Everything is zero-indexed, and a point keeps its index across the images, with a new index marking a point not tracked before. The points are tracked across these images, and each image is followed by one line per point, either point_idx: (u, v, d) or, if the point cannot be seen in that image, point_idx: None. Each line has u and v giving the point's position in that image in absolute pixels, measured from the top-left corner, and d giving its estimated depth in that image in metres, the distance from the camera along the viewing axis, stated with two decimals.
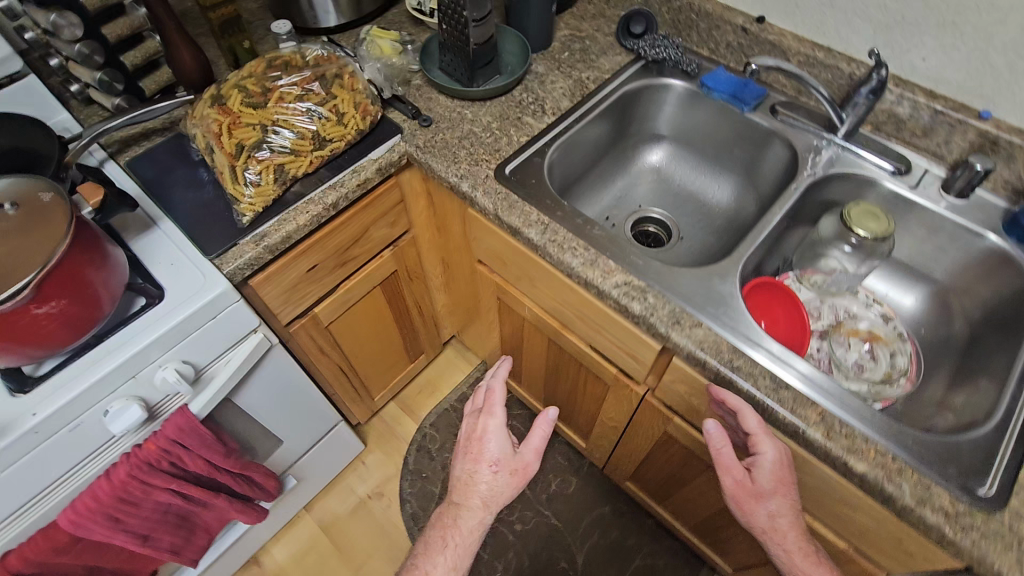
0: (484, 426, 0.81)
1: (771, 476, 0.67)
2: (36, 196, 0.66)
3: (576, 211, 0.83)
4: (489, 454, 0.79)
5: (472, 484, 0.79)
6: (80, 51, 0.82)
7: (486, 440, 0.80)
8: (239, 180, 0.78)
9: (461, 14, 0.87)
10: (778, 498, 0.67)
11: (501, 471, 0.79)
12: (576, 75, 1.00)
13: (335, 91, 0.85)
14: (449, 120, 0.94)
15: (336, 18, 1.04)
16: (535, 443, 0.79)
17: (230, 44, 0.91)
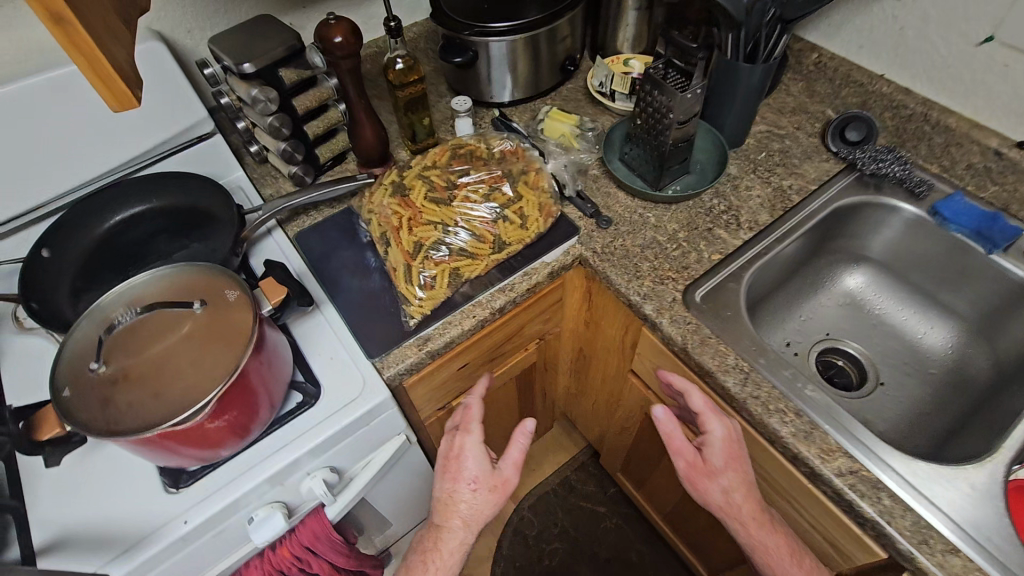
0: (464, 446, 0.76)
1: (722, 452, 0.66)
2: (221, 293, 0.62)
3: (782, 358, 0.71)
4: (466, 470, 0.75)
5: (451, 504, 0.75)
6: (271, 123, 0.80)
7: (467, 457, 0.75)
8: (412, 280, 0.73)
9: (665, 115, 0.79)
10: (734, 475, 0.66)
11: (482, 490, 0.74)
12: (776, 182, 0.88)
13: (520, 191, 0.79)
14: (629, 223, 0.84)
15: (512, 93, 0.99)
16: (512, 456, 0.76)
17: (411, 121, 0.87)
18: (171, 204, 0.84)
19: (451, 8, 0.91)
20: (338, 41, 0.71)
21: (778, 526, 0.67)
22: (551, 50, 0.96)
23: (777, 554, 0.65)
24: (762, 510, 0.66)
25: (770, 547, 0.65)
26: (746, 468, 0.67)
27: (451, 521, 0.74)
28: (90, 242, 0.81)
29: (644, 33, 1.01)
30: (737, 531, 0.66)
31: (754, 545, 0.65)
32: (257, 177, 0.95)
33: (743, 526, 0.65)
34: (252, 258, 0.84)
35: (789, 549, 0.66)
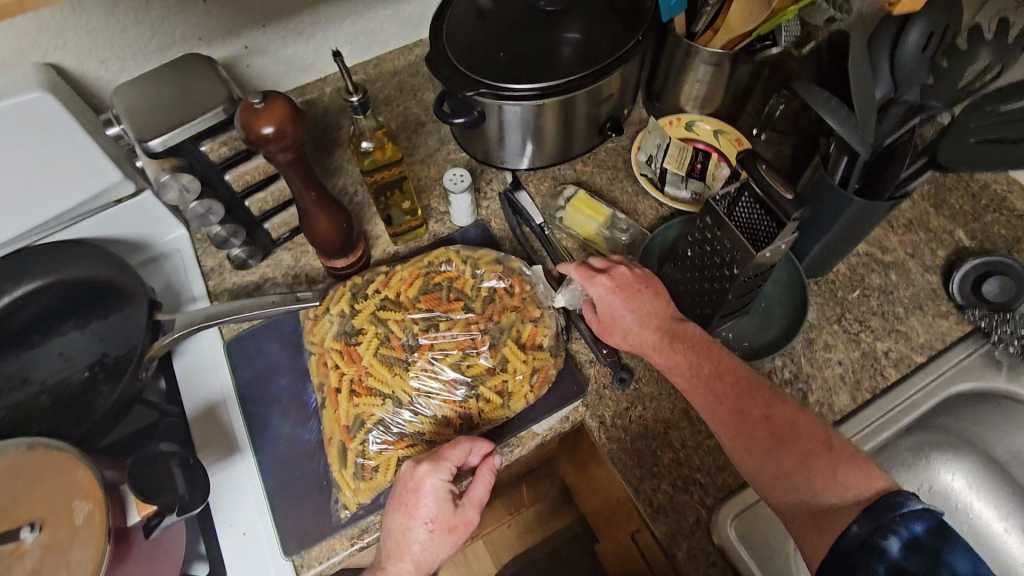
0: (421, 481, 0.51)
1: (610, 300, 0.57)
2: (67, 505, 0.45)
3: None
4: (424, 509, 0.51)
5: (399, 547, 0.51)
6: (195, 209, 0.60)
7: (426, 491, 0.51)
8: (347, 464, 0.57)
9: (726, 264, 0.56)
10: (632, 305, 0.57)
11: (442, 531, 0.51)
12: (866, 342, 0.65)
13: (505, 353, 0.60)
14: (657, 383, 0.63)
15: (531, 157, 0.76)
16: (478, 494, 0.53)
17: (386, 206, 0.69)
18: (85, 277, 0.68)
19: (458, 47, 0.68)
20: (267, 133, 0.50)
21: (775, 402, 0.49)
22: (588, 111, 0.71)
23: (719, 420, 0.50)
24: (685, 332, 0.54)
25: (718, 403, 0.50)
26: (653, 307, 0.56)
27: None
28: None
29: (719, 91, 0.74)
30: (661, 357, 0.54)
31: (720, 416, 0.50)
32: (200, 239, 0.76)
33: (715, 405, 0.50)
34: (175, 361, 0.67)
35: (736, 404, 0.49)
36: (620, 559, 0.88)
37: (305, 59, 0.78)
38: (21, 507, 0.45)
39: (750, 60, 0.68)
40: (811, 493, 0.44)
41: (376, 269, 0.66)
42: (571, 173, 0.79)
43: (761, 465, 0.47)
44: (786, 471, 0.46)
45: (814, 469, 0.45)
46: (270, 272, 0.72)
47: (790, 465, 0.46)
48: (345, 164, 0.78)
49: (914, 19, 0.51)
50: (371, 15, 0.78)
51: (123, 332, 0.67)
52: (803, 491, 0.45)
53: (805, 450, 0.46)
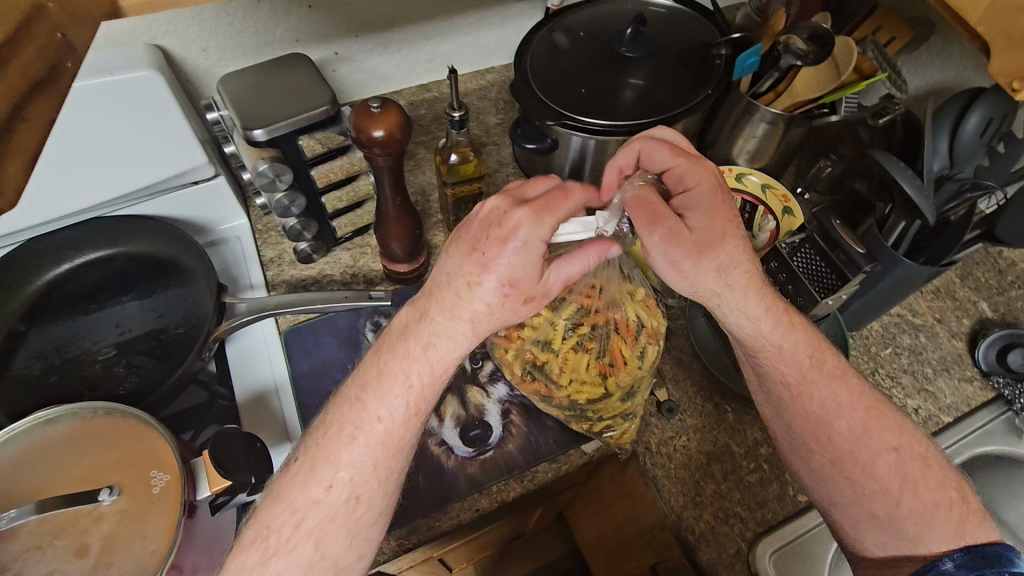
0: (515, 229, 0.40)
1: (707, 215, 0.49)
2: (145, 472, 0.45)
3: None
4: (505, 262, 0.40)
5: (458, 302, 0.41)
6: (280, 202, 0.62)
7: (516, 235, 0.40)
8: (574, 453, 0.63)
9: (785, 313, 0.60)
10: (725, 223, 0.49)
11: (513, 297, 0.41)
12: (899, 398, 0.69)
13: (613, 348, 0.60)
14: (701, 416, 0.66)
15: None
16: (568, 269, 0.46)
17: (457, 220, 0.71)
18: (148, 251, 0.69)
19: (539, 78, 0.72)
20: (377, 135, 0.53)
21: (906, 435, 0.51)
22: None
23: (843, 433, 0.51)
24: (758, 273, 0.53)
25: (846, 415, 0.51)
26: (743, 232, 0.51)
27: (436, 351, 0.42)
28: (37, 298, 0.66)
29: (770, 149, 0.79)
30: (754, 304, 0.51)
31: (859, 450, 0.50)
32: (261, 230, 0.77)
33: (833, 412, 0.51)
34: (228, 346, 0.67)
35: (868, 432, 0.51)
36: None
37: (385, 71, 0.82)
38: (102, 468, 0.45)
39: (806, 125, 0.73)
40: (916, 542, 0.48)
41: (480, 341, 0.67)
42: None
43: (888, 499, 0.49)
44: (907, 508, 0.49)
45: (937, 507, 0.48)
46: (328, 270, 0.74)
47: (912, 503, 0.49)
48: (409, 172, 0.81)
49: (974, 106, 0.57)
50: (453, 39, 0.82)
51: (182, 311, 0.67)
52: (908, 535, 0.49)
53: (935, 495, 0.49)
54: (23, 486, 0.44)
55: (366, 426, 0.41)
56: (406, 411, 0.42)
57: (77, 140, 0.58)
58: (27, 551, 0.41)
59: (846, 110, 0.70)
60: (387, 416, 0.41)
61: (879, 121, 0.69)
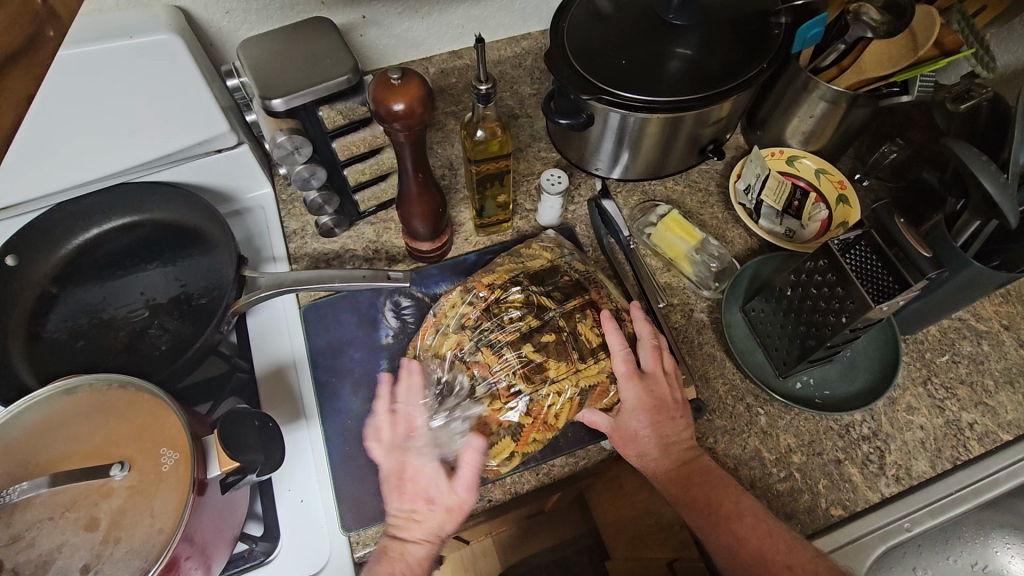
0: (410, 466, 0.54)
1: (640, 419, 0.56)
2: (155, 449, 0.45)
3: None
4: (421, 485, 0.53)
5: (403, 528, 0.52)
6: (300, 174, 0.60)
7: (416, 472, 0.53)
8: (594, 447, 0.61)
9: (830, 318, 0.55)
10: (657, 429, 0.56)
11: (445, 510, 0.52)
12: (952, 410, 0.63)
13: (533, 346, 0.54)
14: (732, 418, 0.62)
15: (626, 168, 0.75)
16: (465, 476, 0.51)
17: (482, 198, 0.67)
18: (173, 219, 0.69)
19: (575, 48, 0.67)
20: (397, 110, 0.50)
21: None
22: (690, 133, 0.70)
23: (731, 522, 0.52)
24: (659, 385, 0.57)
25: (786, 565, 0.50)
26: (682, 420, 0.57)
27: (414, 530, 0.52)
28: (67, 262, 0.66)
29: (829, 130, 0.72)
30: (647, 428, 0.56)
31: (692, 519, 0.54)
32: (285, 200, 0.76)
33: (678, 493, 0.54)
34: (249, 318, 0.67)
35: (715, 508, 0.53)
36: None
37: (414, 36, 0.77)
38: (113, 443, 0.45)
39: (871, 105, 0.66)
40: None
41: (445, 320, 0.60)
42: (661, 189, 0.78)
43: (733, 560, 0.52)
44: None
45: (771, 552, 0.51)
46: (350, 244, 0.72)
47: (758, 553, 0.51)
48: (435, 145, 0.78)
49: None
50: (486, 3, 0.77)
51: (204, 281, 0.67)
52: None
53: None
54: (37, 458, 0.45)
55: None
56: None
57: (98, 106, 0.57)
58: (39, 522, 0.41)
59: (919, 91, 0.63)
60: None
61: (960, 107, 0.61)
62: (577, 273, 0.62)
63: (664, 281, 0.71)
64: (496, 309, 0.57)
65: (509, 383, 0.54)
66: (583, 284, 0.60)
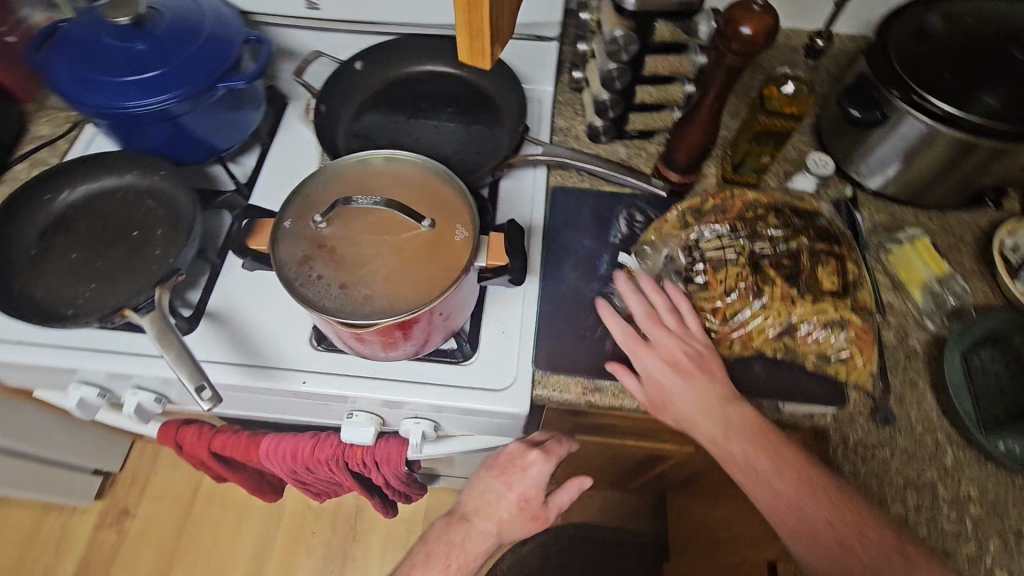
0: (534, 459, 0.66)
1: (677, 383, 0.58)
2: (452, 225, 0.56)
3: None
4: (522, 486, 0.66)
5: (493, 503, 0.68)
6: (610, 71, 0.69)
7: (534, 472, 0.66)
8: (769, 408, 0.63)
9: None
10: (685, 386, 0.58)
11: (497, 535, 0.69)
12: None
13: (771, 264, 0.61)
14: (916, 444, 0.61)
15: (887, 182, 0.75)
16: (560, 499, 0.69)
17: (746, 153, 0.71)
18: (480, 81, 0.81)
19: (896, 48, 0.68)
20: (743, 32, 0.56)
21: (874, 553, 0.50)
22: (976, 168, 0.69)
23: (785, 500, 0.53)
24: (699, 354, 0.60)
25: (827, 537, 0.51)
26: (707, 365, 0.59)
27: (476, 528, 0.68)
28: (392, 83, 0.81)
29: None
30: (689, 381, 0.58)
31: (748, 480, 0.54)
32: (560, 101, 0.85)
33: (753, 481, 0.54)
34: (506, 179, 0.78)
35: (767, 465, 0.54)
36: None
37: None
38: (424, 207, 0.57)
39: None
40: None
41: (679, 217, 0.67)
42: (911, 217, 0.77)
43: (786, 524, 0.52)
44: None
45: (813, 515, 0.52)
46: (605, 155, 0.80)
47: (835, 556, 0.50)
48: None
49: None
50: None
51: (486, 136, 0.77)
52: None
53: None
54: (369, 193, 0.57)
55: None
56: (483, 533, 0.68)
57: None
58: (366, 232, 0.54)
59: None
60: (457, 556, 0.69)
61: None
62: (836, 227, 0.64)
63: (887, 299, 0.70)
64: (760, 224, 0.64)
65: (740, 283, 0.62)
66: (837, 239, 0.63)
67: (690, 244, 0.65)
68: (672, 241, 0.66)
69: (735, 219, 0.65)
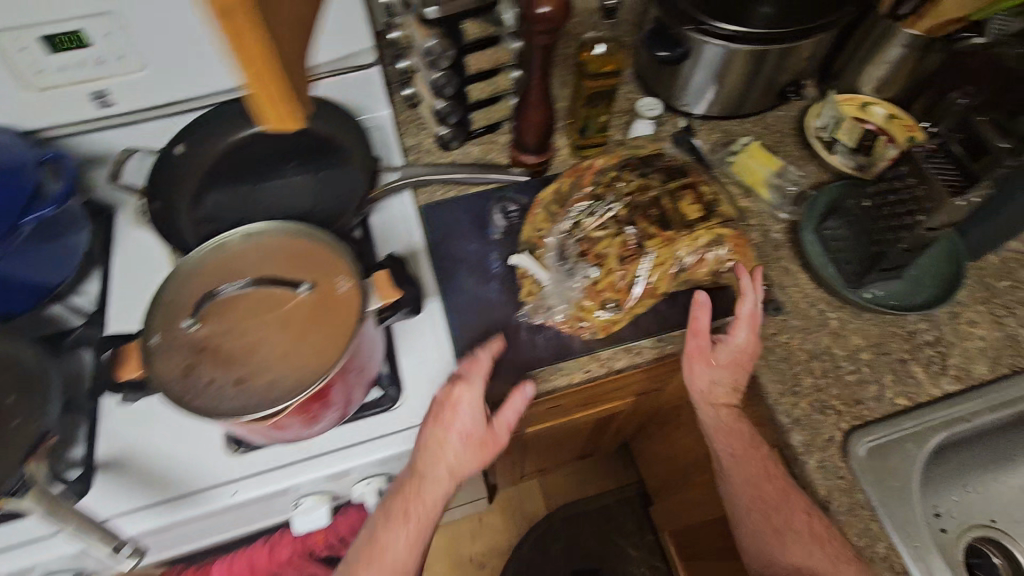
0: (449, 420, 0.59)
1: (729, 359, 0.61)
2: (333, 278, 0.54)
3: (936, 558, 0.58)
4: (422, 503, 0.59)
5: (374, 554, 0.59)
6: (437, 81, 0.69)
7: (452, 427, 0.59)
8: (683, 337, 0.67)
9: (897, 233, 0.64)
10: (727, 361, 0.62)
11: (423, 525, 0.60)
12: (1009, 325, 0.69)
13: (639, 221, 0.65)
14: (806, 320, 0.69)
15: (710, 105, 0.83)
16: (508, 417, 0.60)
17: (586, 118, 0.76)
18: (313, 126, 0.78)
19: None
20: (542, 12, 0.58)
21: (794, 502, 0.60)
22: (773, 70, 0.78)
23: (737, 447, 0.63)
24: (739, 352, 0.61)
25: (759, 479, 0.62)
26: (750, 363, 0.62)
27: (440, 469, 0.59)
28: (221, 156, 0.76)
29: (900, 77, 0.80)
30: (724, 374, 0.62)
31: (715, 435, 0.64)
32: (401, 121, 0.85)
33: (753, 482, 0.62)
34: (373, 217, 0.77)
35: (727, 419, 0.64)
36: (702, 502, 0.92)
37: None
38: (297, 272, 0.54)
39: (947, 50, 0.74)
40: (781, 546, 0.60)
41: (551, 204, 0.71)
42: (739, 128, 0.85)
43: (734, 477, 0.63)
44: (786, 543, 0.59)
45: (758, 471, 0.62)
46: (461, 159, 0.81)
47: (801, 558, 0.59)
48: None
49: None
50: None
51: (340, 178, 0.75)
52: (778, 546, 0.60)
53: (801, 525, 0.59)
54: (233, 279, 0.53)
55: (380, 555, 0.59)
56: (467, 438, 0.59)
57: None
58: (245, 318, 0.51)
59: (994, 32, 0.71)
60: (395, 547, 0.59)
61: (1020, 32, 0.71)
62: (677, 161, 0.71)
63: (744, 205, 0.78)
64: (613, 182, 0.68)
65: (623, 241, 0.64)
66: (682, 172, 0.69)
67: (570, 229, 0.67)
68: (550, 232, 0.69)
69: (598, 189, 0.69)
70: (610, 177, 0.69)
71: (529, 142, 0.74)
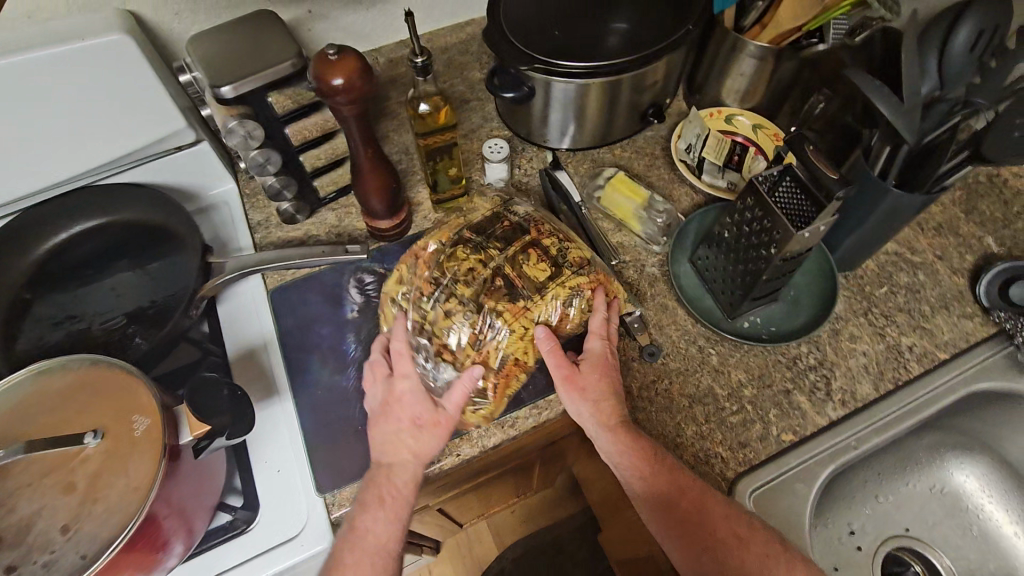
0: (397, 387, 0.59)
1: (596, 369, 0.59)
2: (128, 418, 0.48)
3: None
4: (394, 482, 0.55)
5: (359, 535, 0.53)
6: (256, 159, 0.63)
7: (403, 400, 0.58)
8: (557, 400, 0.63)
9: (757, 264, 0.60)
10: (592, 380, 0.59)
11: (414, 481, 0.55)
12: (891, 335, 0.67)
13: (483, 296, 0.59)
14: (685, 361, 0.65)
15: (573, 137, 0.79)
16: (458, 397, 0.57)
17: (434, 172, 0.71)
18: (142, 218, 0.71)
19: (511, 23, 0.71)
20: (336, 84, 0.53)
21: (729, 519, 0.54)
22: (627, 98, 0.74)
23: (653, 479, 0.55)
24: (598, 358, 0.60)
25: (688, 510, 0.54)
26: (613, 368, 0.60)
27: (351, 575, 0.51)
28: (37, 266, 0.68)
29: (760, 86, 0.77)
30: (595, 396, 0.58)
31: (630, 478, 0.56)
32: (248, 194, 0.78)
33: (669, 503, 0.54)
34: (219, 306, 0.69)
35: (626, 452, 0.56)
36: (630, 542, 0.88)
37: (362, 29, 0.81)
38: (87, 418, 0.48)
39: (796, 57, 0.71)
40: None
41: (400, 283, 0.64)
42: (609, 155, 0.81)
43: (668, 519, 0.54)
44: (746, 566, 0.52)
45: (685, 501, 0.54)
46: (314, 229, 0.75)
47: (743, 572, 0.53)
48: (390, 132, 0.81)
49: None
50: None
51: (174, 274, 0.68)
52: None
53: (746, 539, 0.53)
54: (9, 439, 0.46)
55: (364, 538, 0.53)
56: (386, 516, 0.53)
57: (49, 110, 0.60)
58: (20, 488, 0.44)
59: (834, 37, 0.68)
60: (377, 524, 0.53)
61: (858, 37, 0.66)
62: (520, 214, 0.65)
63: (617, 240, 0.74)
64: (455, 253, 0.62)
65: (470, 321, 0.58)
66: (523, 227, 0.63)
67: (417, 314, 0.61)
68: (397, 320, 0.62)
69: (442, 256, 0.62)
70: (452, 242, 0.63)
71: (376, 211, 0.68)
